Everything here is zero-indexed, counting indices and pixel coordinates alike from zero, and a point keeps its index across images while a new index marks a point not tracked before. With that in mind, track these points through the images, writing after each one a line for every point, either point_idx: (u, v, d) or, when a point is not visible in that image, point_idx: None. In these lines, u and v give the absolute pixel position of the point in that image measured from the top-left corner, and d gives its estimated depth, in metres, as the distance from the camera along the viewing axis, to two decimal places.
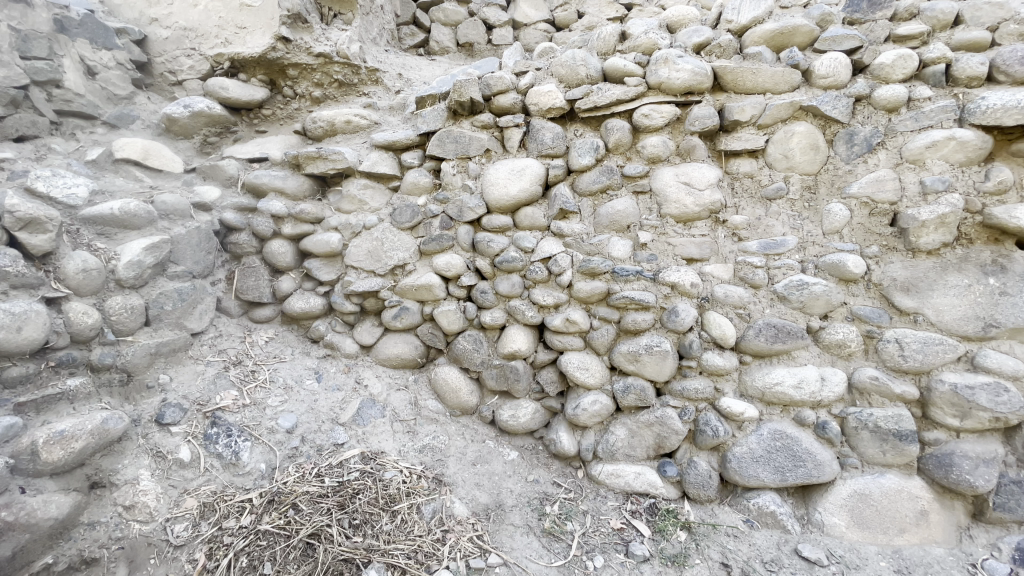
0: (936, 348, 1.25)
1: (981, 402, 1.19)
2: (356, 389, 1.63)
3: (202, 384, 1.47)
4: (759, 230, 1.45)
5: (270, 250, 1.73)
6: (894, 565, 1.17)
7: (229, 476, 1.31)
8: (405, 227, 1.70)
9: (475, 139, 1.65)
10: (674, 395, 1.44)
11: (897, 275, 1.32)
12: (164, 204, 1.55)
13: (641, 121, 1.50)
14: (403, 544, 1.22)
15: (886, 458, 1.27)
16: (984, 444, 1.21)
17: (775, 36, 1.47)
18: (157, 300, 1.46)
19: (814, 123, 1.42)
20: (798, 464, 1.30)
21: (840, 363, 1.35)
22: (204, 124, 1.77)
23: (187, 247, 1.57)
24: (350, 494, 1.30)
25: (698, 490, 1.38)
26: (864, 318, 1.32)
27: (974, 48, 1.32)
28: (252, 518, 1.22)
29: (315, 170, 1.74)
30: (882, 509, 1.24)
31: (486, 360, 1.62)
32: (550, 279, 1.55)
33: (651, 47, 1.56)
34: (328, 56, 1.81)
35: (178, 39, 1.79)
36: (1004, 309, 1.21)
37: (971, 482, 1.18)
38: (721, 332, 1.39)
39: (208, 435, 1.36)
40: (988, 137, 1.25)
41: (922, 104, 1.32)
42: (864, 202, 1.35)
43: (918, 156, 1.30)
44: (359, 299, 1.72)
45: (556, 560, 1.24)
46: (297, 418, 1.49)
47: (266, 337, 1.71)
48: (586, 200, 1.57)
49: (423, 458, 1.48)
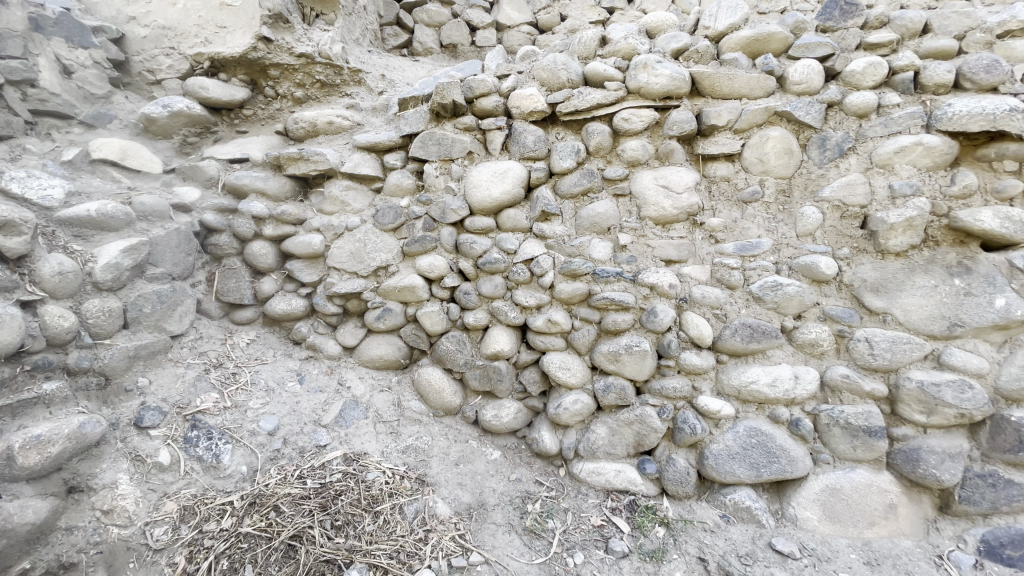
0: (904, 347, 1.30)
1: (947, 398, 1.23)
2: (339, 390, 1.63)
3: (182, 387, 1.46)
4: (736, 232, 1.48)
5: (252, 251, 1.72)
6: (864, 557, 1.21)
7: (210, 479, 1.31)
8: (388, 229, 1.70)
9: (458, 141, 1.65)
10: (653, 393, 1.46)
11: (868, 276, 1.36)
12: (143, 206, 1.53)
13: (622, 125, 1.52)
14: (385, 544, 1.23)
15: (857, 453, 1.31)
16: (951, 439, 1.25)
17: (751, 42, 1.50)
18: (135, 303, 1.44)
19: (788, 128, 1.46)
20: (773, 459, 1.33)
21: (813, 361, 1.39)
22: (183, 124, 1.75)
23: (166, 249, 1.55)
24: (333, 496, 1.30)
25: (676, 486, 1.41)
26: (836, 317, 1.37)
27: (942, 56, 1.37)
28: (233, 520, 1.22)
29: (297, 171, 1.74)
30: (853, 503, 1.28)
31: (469, 360, 1.63)
32: (532, 280, 1.57)
33: (631, 51, 1.57)
34: (310, 57, 1.80)
35: (157, 38, 1.77)
36: (968, 309, 1.25)
37: (938, 476, 1.23)
38: (699, 332, 1.42)
39: (189, 437, 1.36)
40: (954, 142, 1.30)
41: (891, 110, 1.37)
42: (836, 205, 1.39)
43: (887, 161, 1.34)
44: (342, 300, 1.71)
45: (537, 557, 1.27)
46: (279, 420, 1.49)
47: (248, 339, 1.70)
48: (568, 203, 1.59)
49: (407, 458, 1.48)
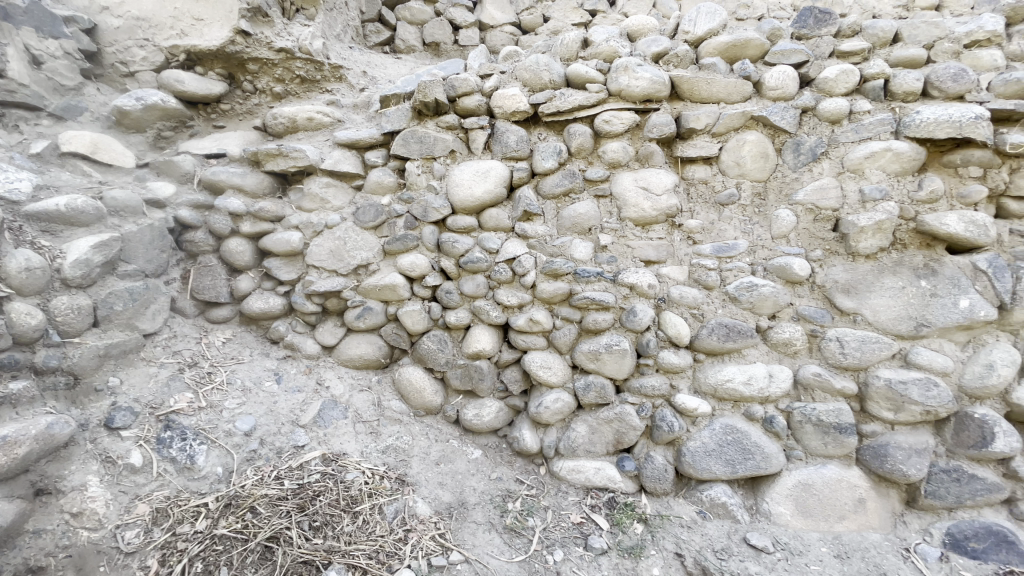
0: (873, 346, 1.34)
1: (913, 396, 1.28)
2: (318, 390, 1.61)
3: (155, 387, 1.43)
4: (713, 234, 1.51)
5: (229, 248, 1.69)
6: (834, 550, 1.25)
7: (184, 481, 1.28)
8: (368, 227, 1.69)
9: (440, 140, 1.65)
10: (632, 391, 1.48)
11: (840, 277, 1.40)
12: (115, 200, 1.49)
13: (603, 126, 1.53)
14: (364, 545, 1.22)
15: (828, 449, 1.35)
16: (917, 435, 1.30)
17: (728, 48, 1.52)
18: (106, 300, 1.40)
19: (764, 132, 1.49)
20: (748, 456, 1.36)
21: (787, 360, 1.43)
22: (158, 118, 1.71)
23: (139, 245, 1.51)
24: (311, 496, 1.29)
25: (655, 483, 1.42)
26: (809, 317, 1.40)
27: (911, 64, 1.42)
28: (208, 522, 1.20)
29: (276, 167, 1.71)
30: (824, 498, 1.32)
31: (451, 360, 1.63)
32: (514, 280, 1.57)
33: (612, 54, 1.59)
34: (290, 52, 1.77)
35: (131, 29, 1.73)
36: (934, 310, 1.30)
37: (905, 471, 1.27)
38: (677, 331, 1.45)
39: (161, 438, 1.32)
40: (922, 149, 1.34)
41: (862, 116, 1.41)
42: (809, 208, 1.43)
43: (858, 166, 1.39)
44: (321, 299, 1.69)
45: (517, 555, 1.28)
46: (256, 420, 1.46)
47: (224, 338, 1.67)
48: (550, 203, 1.60)
49: (386, 458, 1.48)
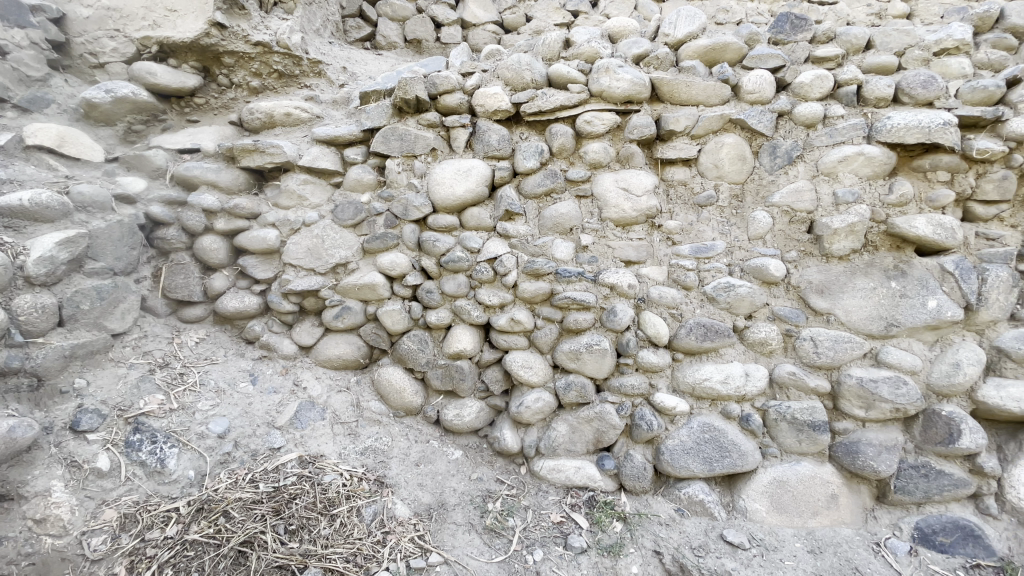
0: (845, 346, 1.37)
1: (884, 394, 1.31)
2: (294, 391, 1.58)
3: (124, 388, 1.38)
4: (691, 235, 1.52)
5: (202, 246, 1.64)
6: (808, 545, 1.28)
7: (153, 485, 1.24)
8: (347, 225, 1.67)
9: (421, 138, 1.63)
10: (612, 390, 1.49)
11: (814, 277, 1.43)
12: (82, 196, 1.44)
13: (584, 127, 1.54)
14: (342, 548, 1.21)
15: (802, 447, 1.37)
16: (887, 432, 1.33)
17: (707, 51, 1.54)
18: (72, 299, 1.36)
19: (742, 135, 1.51)
20: (724, 454, 1.38)
21: (762, 359, 1.45)
22: (128, 111, 1.66)
23: (107, 242, 1.46)
24: (287, 499, 1.27)
25: (634, 482, 1.43)
26: (784, 317, 1.43)
27: (883, 71, 1.46)
28: (179, 528, 1.17)
29: (252, 163, 1.68)
30: (798, 494, 1.35)
31: (431, 360, 1.62)
32: (495, 279, 1.57)
33: (593, 55, 1.59)
34: (267, 46, 1.74)
35: (101, 19, 1.68)
36: (903, 310, 1.34)
37: (875, 467, 1.30)
38: (656, 331, 1.46)
39: (130, 442, 1.28)
40: (892, 153, 1.38)
41: (836, 121, 1.44)
42: (785, 210, 1.46)
43: (832, 169, 1.42)
44: (298, 298, 1.66)
45: (497, 556, 1.28)
46: (230, 422, 1.42)
47: (197, 338, 1.63)
48: (531, 203, 1.60)
49: (365, 460, 1.45)
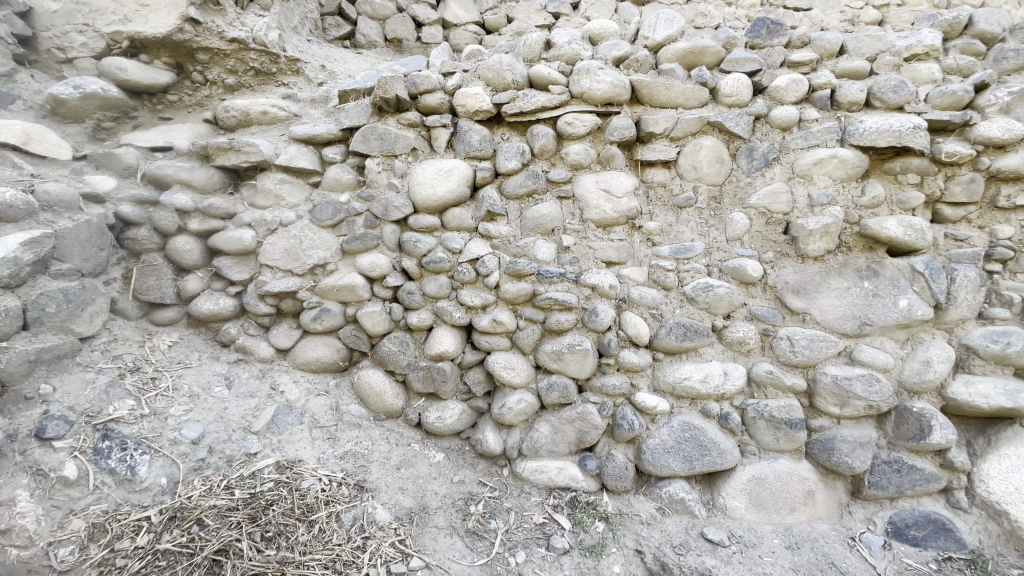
0: (820, 344, 1.40)
1: (858, 391, 1.34)
2: (272, 395, 1.54)
3: (92, 394, 1.33)
4: (671, 237, 1.54)
5: (175, 247, 1.60)
6: (785, 541, 1.30)
7: (124, 494, 1.20)
8: (326, 225, 1.64)
9: (401, 137, 1.62)
10: (594, 391, 1.50)
11: (790, 278, 1.46)
12: (47, 194, 1.39)
13: (565, 129, 1.54)
14: (320, 554, 1.18)
15: (779, 444, 1.39)
16: (861, 429, 1.36)
17: (686, 54, 1.56)
18: (37, 301, 1.30)
19: (720, 138, 1.54)
20: (704, 452, 1.40)
21: (741, 358, 1.47)
22: (98, 107, 1.61)
23: (75, 242, 1.41)
24: (264, 506, 1.24)
25: (616, 482, 1.44)
26: (761, 317, 1.45)
27: (856, 76, 1.49)
28: (150, 537, 1.13)
29: (227, 162, 1.64)
30: (776, 491, 1.37)
31: (413, 362, 1.60)
32: (477, 280, 1.56)
33: (574, 56, 1.60)
34: (243, 43, 1.70)
35: (69, 13, 1.62)
36: (876, 309, 1.38)
37: (850, 464, 1.33)
38: (637, 331, 1.47)
39: (99, 449, 1.24)
40: (865, 157, 1.42)
41: (811, 124, 1.47)
42: (762, 212, 1.48)
43: (807, 171, 1.45)
44: (275, 300, 1.63)
45: (479, 559, 1.27)
46: (204, 428, 1.39)
47: (170, 341, 1.59)
48: (513, 203, 1.60)
49: (345, 464, 1.43)
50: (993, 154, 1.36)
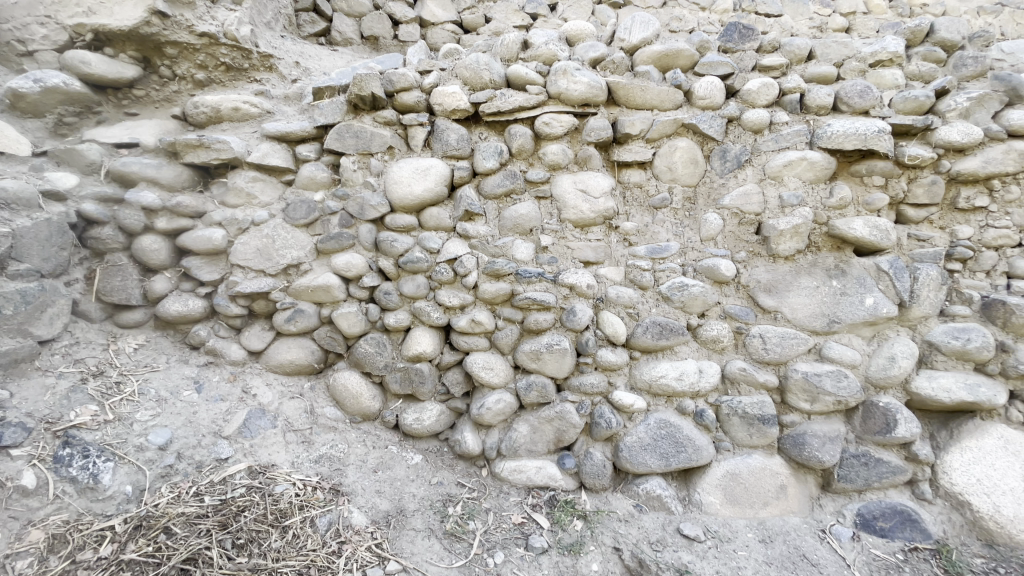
0: (791, 342, 1.44)
1: (826, 386, 1.38)
2: (243, 399, 1.51)
3: (52, 399, 1.28)
4: (647, 237, 1.56)
5: (141, 247, 1.55)
6: (758, 535, 1.32)
7: (86, 503, 1.16)
8: (301, 224, 1.61)
9: (378, 135, 1.60)
10: (572, 390, 1.50)
11: (762, 277, 1.49)
12: (4, 191, 1.32)
13: (543, 129, 1.55)
14: (294, 561, 1.16)
15: (752, 440, 1.43)
16: (829, 424, 1.40)
17: (661, 57, 1.58)
18: None
19: (694, 139, 1.56)
20: (680, 449, 1.41)
21: (715, 356, 1.50)
22: (59, 102, 1.55)
23: (33, 242, 1.35)
24: (235, 512, 1.21)
25: (594, 480, 1.44)
26: (734, 315, 1.48)
27: (823, 80, 1.54)
28: (114, 547, 1.09)
29: (196, 159, 1.60)
30: (750, 486, 1.39)
31: (390, 363, 1.58)
32: (455, 280, 1.55)
33: (551, 56, 1.61)
34: (213, 37, 1.67)
35: (30, 3, 1.54)
36: (844, 307, 1.42)
37: (820, 457, 1.37)
38: (614, 330, 1.48)
39: (59, 457, 1.19)
40: (833, 159, 1.46)
41: (781, 127, 1.51)
42: (735, 212, 1.51)
43: (778, 173, 1.48)
44: (247, 301, 1.59)
45: (457, 560, 1.26)
46: (172, 433, 1.35)
47: (135, 344, 1.54)
48: (491, 203, 1.59)
49: (320, 468, 1.41)
50: (953, 158, 1.42)
